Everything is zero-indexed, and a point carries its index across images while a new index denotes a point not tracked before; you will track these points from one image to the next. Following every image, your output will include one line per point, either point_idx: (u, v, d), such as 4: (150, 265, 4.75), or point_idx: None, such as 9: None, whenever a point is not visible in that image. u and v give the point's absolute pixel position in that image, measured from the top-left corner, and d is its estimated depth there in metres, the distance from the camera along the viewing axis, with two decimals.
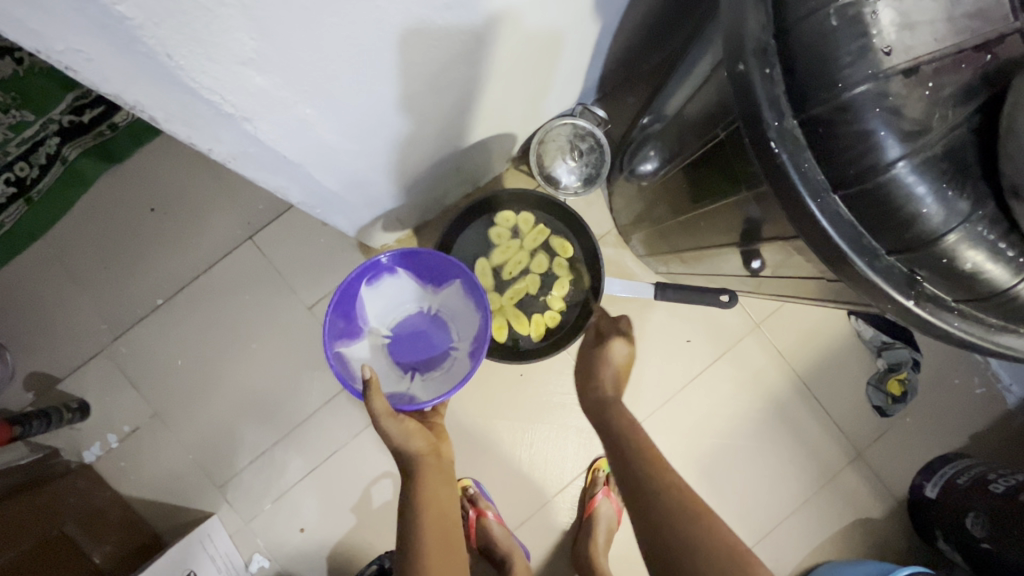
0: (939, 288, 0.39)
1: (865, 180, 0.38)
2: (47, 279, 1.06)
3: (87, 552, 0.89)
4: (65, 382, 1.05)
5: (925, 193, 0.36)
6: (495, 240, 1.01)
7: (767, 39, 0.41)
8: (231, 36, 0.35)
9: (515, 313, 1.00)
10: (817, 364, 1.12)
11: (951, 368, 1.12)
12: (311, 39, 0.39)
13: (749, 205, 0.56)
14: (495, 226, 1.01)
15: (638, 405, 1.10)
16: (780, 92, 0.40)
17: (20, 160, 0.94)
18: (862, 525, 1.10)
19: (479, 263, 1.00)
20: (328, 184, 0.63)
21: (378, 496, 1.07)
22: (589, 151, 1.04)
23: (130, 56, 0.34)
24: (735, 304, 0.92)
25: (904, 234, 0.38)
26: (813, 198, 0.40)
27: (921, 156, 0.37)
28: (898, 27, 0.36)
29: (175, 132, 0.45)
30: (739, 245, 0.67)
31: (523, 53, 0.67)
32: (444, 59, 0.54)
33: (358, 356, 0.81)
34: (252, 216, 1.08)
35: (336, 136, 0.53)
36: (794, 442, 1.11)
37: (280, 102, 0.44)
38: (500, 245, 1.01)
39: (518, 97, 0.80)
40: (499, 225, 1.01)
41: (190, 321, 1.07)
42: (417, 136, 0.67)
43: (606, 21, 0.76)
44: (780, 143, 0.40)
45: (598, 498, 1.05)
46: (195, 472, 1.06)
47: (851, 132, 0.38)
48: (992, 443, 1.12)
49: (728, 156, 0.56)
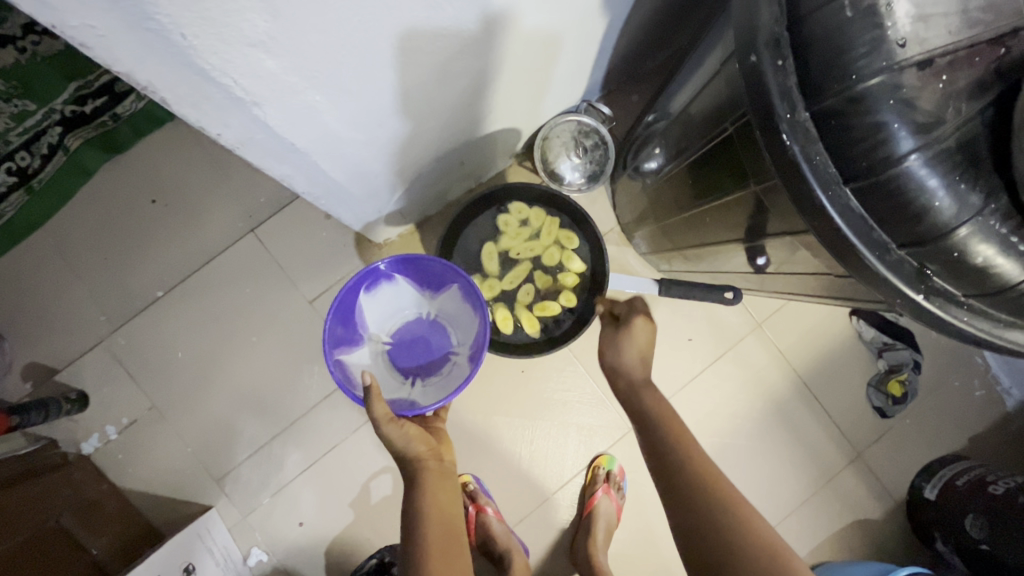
0: (949, 284, 0.39)
1: (878, 172, 0.38)
2: (47, 269, 1.06)
3: (86, 545, 0.89)
4: (63, 373, 1.04)
5: (938, 187, 0.36)
6: (502, 227, 1.01)
7: (780, 30, 0.41)
8: (243, 17, 0.34)
9: (523, 310, 1.00)
10: (818, 364, 1.12)
11: (952, 370, 1.12)
12: (322, 22, 0.39)
13: (755, 201, 0.56)
14: (505, 214, 1.01)
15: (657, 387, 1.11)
16: (792, 84, 0.40)
17: (21, 149, 0.93)
18: (860, 526, 1.10)
19: (484, 249, 1.00)
20: (334, 174, 0.62)
21: (377, 491, 1.07)
22: (593, 147, 1.03)
23: (142, 33, 0.33)
24: (740, 302, 0.91)
25: (915, 228, 0.38)
26: (823, 191, 0.40)
27: (934, 148, 0.36)
28: (912, 19, 0.36)
29: (185, 115, 0.44)
30: (744, 241, 0.66)
31: (529, 48, 0.66)
32: (452, 49, 0.54)
33: (358, 362, 0.80)
34: (254, 208, 1.07)
35: (342, 123, 0.53)
36: (794, 442, 1.11)
37: (289, 87, 0.43)
38: (507, 232, 1.01)
39: (524, 91, 0.80)
40: (509, 214, 1.00)
41: (191, 314, 1.07)
42: (423, 128, 0.66)
43: (615, 16, 0.76)
44: (792, 135, 0.40)
45: (597, 496, 1.03)
46: (194, 466, 1.06)
47: (865, 124, 0.37)
48: (991, 446, 1.12)
49: (736, 153, 0.55)
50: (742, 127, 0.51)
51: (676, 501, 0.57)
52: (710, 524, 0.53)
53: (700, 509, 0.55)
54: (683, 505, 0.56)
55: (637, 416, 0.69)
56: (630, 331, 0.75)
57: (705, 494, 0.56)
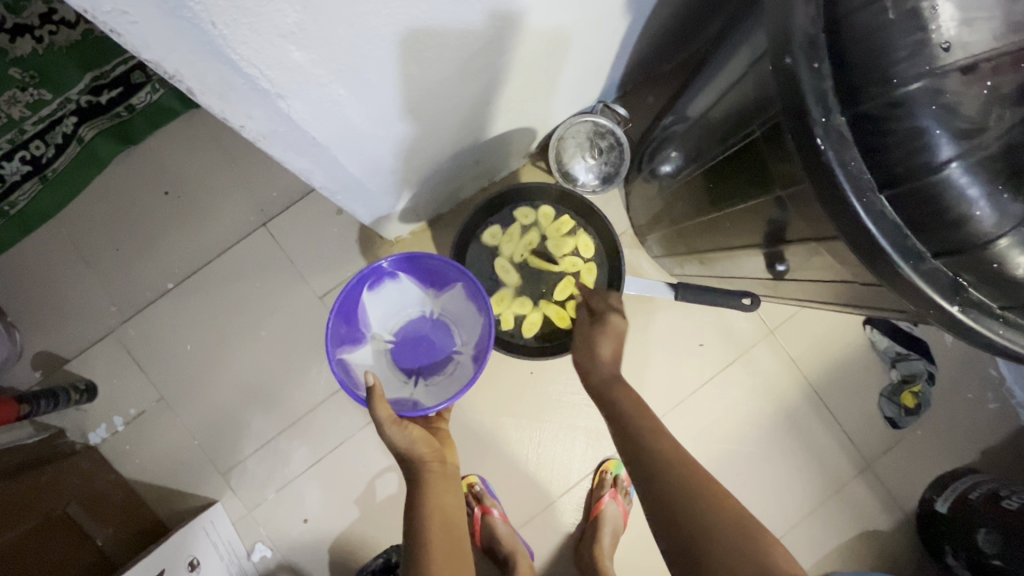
0: (983, 295, 0.38)
1: (915, 179, 0.37)
2: (59, 259, 1.06)
3: (90, 535, 0.89)
4: (72, 363, 1.04)
5: (978, 196, 0.36)
6: (492, 241, 1.00)
7: (816, 32, 0.40)
8: (275, 7, 0.34)
9: (551, 305, 0.99)
10: (830, 372, 1.11)
11: (965, 382, 1.11)
12: (350, 15, 0.39)
13: (778, 206, 0.55)
14: (489, 228, 1.00)
15: (664, 395, 1.10)
16: (827, 86, 0.40)
17: (36, 138, 0.95)
18: (868, 537, 1.09)
19: (497, 263, 1.00)
20: (351, 169, 0.62)
21: (382, 490, 1.07)
22: (609, 149, 1.03)
23: (174, 22, 0.33)
24: (757, 309, 0.89)
25: (953, 237, 0.37)
26: (858, 197, 0.39)
27: (974, 156, 0.36)
28: (957, 23, 0.36)
29: (209, 106, 0.43)
30: (764, 247, 0.65)
31: (547, 48, 0.66)
32: (475, 47, 0.54)
33: (360, 361, 0.80)
34: (266, 202, 1.07)
35: (364, 118, 0.52)
36: (803, 450, 1.10)
37: (315, 80, 0.43)
38: (500, 241, 1.01)
39: (542, 89, 0.79)
40: (496, 225, 1.00)
41: (201, 306, 1.06)
42: (441, 124, 0.66)
43: (636, 16, 0.75)
44: (826, 140, 0.39)
45: (604, 500, 1.04)
46: (199, 458, 1.06)
47: (904, 128, 0.37)
48: (1003, 460, 1.10)
49: (761, 157, 0.54)
50: (771, 129, 0.50)
51: (660, 501, 0.55)
52: (705, 528, 0.51)
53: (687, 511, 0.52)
54: (671, 506, 0.53)
55: (613, 416, 0.65)
56: (606, 328, 0.75)
57: (694, 496, 0.53)
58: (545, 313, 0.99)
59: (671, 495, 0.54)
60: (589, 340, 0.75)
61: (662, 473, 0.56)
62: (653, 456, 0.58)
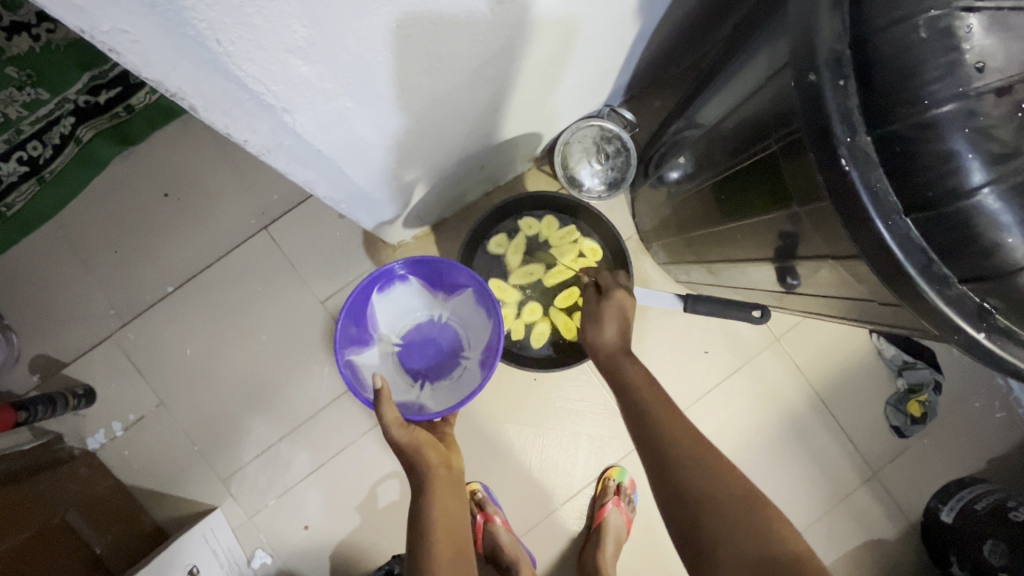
0: (1013, 322, 0.36)
1: (942, 205, 0.36)
2: (57, 261, 1.04)
3: (88, 543, 0.87)
4: (71, 367, 1.03)
5: (1010, 222, 0.34)
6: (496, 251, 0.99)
7: (842, 49, 0.39)
8: (282, 23, 0.33)
9: (559, 314, 0.97)
10: (837, 381, 1.10)
11: (974, 391, 1.10)
12: (358, 27, 0.37)
13: (793, 221, 0.54)
14: (494, 239, 0.99)
15: None
16: (853, 106, 0.39)
17: (32, 139, 0.91)
18: (871, 546, 1.08)
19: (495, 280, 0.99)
20: (357, 179, 0.60)
21: (384, 497, 1.06)
22: (615, 154, 1.02)
23: (178, 41, 0.32)
24: (767, 318, 0.86)
25: (981, 263, 0.36)
26: (883, 220, 0.38)
27: (1009, 182, 0.34)
28: (992, 43, 0.34)
29: (213, 122, 0.42)
30: (774, 261, 0.64)
31: (558, 51, 0.64)
32: (485, 54, 0.53)
33: (368, 363, 0.80)
34: (266, 206, 1.06)
35: (371, 129, 0.51)
36: (808, 458, 1.09)
37: (323, 94, 0.42)
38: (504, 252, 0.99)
39: (552, 92, 0.77)
40: (501, 235, 0.99)
41: (201, 310, 1.05)
42: (448, 131, 0.64)
43: (648, 18, 0.74)
44: (851, 161, 0.38)
45: (607, 508, 1.02)
46: (199, 464, 1.05)
47: (935, 151, 0.35)
48: (1009, 469, 1.10)
49: (778, 169, 0.53)
50: (790, 143, 0.48)
51: (672, 498, 0.53)
52: (714, 525, 0.49)
53: (695, 500, 0.51)
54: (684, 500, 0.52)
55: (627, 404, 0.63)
56: (607, 307, 0.72)
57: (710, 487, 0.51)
58: (552, 322, 0.98)
59: (686, 490, 0.52)
60: (594, 318, 0.72)
61: (678, 470, 0.53)
62: (664, 445, 0.56)
